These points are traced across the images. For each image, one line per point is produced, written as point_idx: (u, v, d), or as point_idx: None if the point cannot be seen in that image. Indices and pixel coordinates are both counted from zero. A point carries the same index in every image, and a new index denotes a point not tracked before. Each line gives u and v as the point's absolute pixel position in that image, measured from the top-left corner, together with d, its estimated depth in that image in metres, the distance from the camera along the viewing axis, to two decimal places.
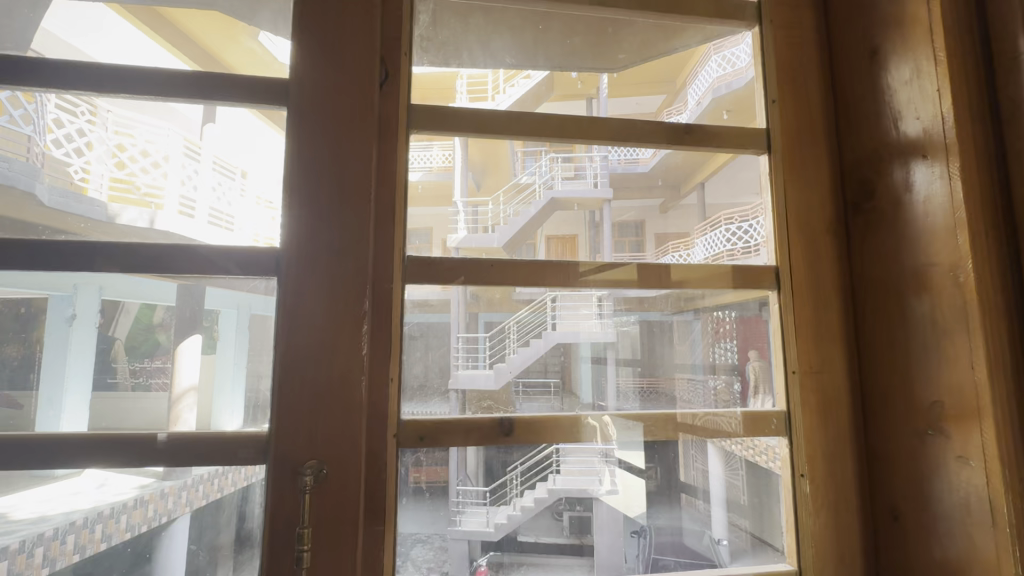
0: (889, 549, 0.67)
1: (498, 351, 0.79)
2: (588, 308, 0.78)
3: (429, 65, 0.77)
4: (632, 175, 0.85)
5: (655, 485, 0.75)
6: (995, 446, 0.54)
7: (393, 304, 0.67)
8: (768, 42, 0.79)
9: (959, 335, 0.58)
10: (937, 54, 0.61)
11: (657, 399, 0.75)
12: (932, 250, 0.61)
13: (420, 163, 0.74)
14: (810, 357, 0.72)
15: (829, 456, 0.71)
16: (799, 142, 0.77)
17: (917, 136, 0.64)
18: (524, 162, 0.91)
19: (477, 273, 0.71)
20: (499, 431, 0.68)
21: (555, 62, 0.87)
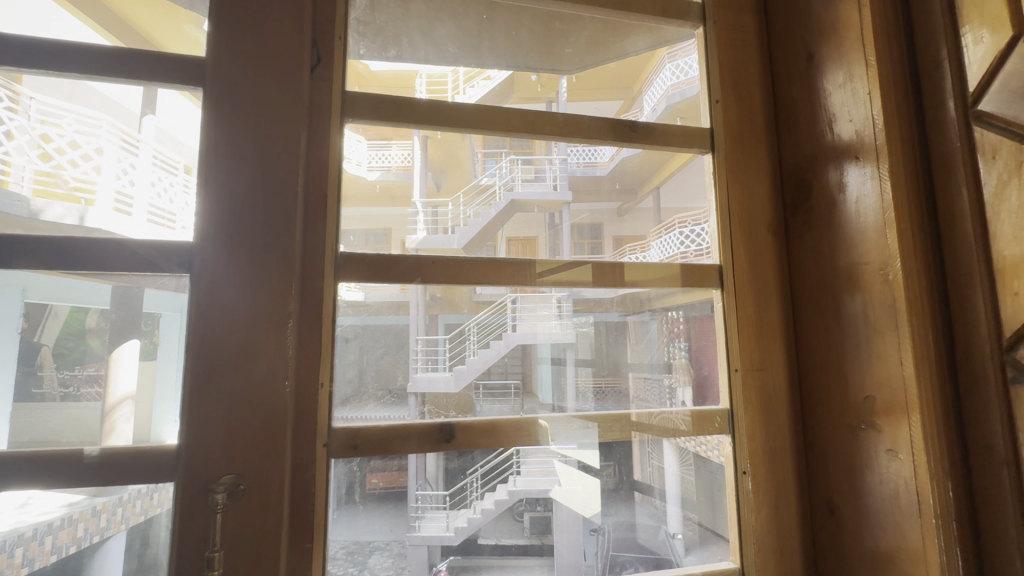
0: (824, 540, 0.70)
1: (456, 354, 0.76)
2: (548, 308, 0.78)
3: (389, 64, 0.77)
4: (592, 179, 0.89)
5: (613, 483, 0.75)
6: (921, 440, 0.58)
7: (323, 302, 0.64)
8: (711, 43, 0.81)
9: (889, 331, 0.61)
10: (868, 59, 0.65)
11: (611, 399, 0.75)
12: (864, 250, 0.65)
13: (379, 163, 0.77)
14: (751, 354, 0.74)
15: (770, 450, 0.73)
16: (741, 142, 0.79)
17: (850, 140, 0.67)
18: (484, 164, 0.90)
19: (430, 272, 0.69)
20: (439, 437, 0.67)
21: (499, 53, 0.88)
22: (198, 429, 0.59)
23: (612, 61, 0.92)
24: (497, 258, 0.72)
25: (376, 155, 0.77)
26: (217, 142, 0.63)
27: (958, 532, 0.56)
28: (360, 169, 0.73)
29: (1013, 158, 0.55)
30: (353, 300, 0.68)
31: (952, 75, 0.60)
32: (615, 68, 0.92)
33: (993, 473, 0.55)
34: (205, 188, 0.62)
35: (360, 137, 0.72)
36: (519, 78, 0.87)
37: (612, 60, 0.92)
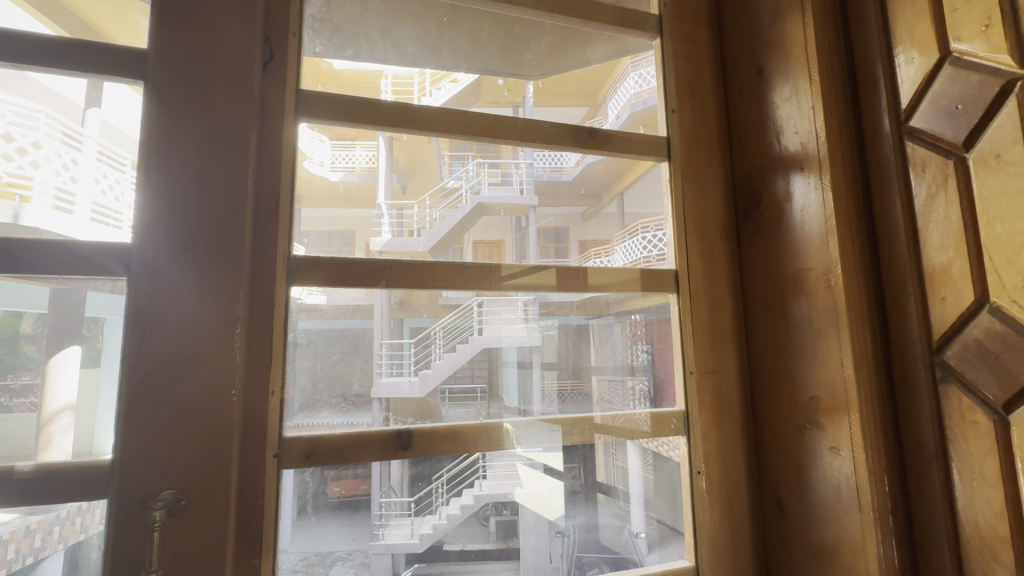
0: (774, 537, 0.73)
1: (422, 359, 0.75)
2: (514, 312, 0.77)
3: (353, 64, 0.76)
4: (559, 183, 0.86)
5: (579, 484, 0.76)
6: (861, 439, 0.61)
7: (274, 307, 0.62)
8: (668, 52, 0.83)
9: (831, 334, 0.65)
10: (812, 75, 0.68)
11: (574, 401, 0.76)
12: (809, 257, 0.68)
13: (342, 164, 0.75)
14: (706, 357, 0.76)
15: (723, 451, 0.75)
16: (696, 150, 0.82)
17: (796, 151, 0.71)
18: (451, 166, 0.87)
19: (394, 276, 0.68)
20: (396, 444, 0.65)
21: (460, 55, 0.86)
22: (137, 441, 0.56)
23: (576, 66, 0.90)
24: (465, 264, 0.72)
25: (339, 156, 0.75)
26: (161, 138, 0.60)
27: (893, 523, 0.59)
28: (323, 169, 0.72)
29: (940, 172, 0.59)
30: (315, 305, 0.67)
31: (886, 93, 0.64)
32: (581, 74, 0.90)
33: (924, 468, 0.59)
34: (148, 186, 0.59)
35: (325, 138, 0.72)
36: (485, 83, 0.86)
37: (577, 66, 0.91)
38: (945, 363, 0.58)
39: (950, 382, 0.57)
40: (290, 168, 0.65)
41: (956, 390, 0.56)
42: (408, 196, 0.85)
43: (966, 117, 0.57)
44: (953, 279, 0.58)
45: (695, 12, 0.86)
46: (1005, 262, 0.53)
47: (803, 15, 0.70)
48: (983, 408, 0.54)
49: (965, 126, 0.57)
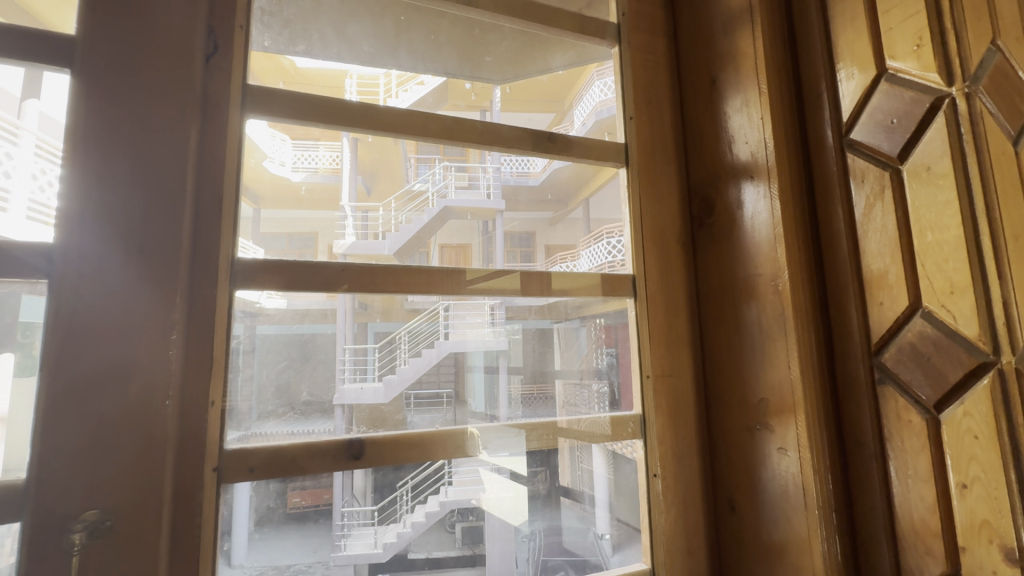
0: (726, 536, 0.75)
1: (387, 363, 0.72)
2: (481, 317, 0.77)
3: (314, 61, 0.74)
4: (523, 189, 0.86)
5: (541, 488, 0.76)
6: (806, 439, 0.63)
7: (215, 311, 0.60)
8: (626, 60, 0.84)
9: (780, 337, 0.67)
10: (761, 88, 0.71)
11: (539, 405, 0.76)
12: (759, 263, 0.71)
13: (304, 165, 0.73)
14: (662, 360, 0.78)
15: (679, 454, 0.76)
16: (654, 157, 0.83)
17: (747, 161, 0.73)
18: (417, 169, 0.85)
19: (360, 280, 0.67)
20: (346, 455, 0.63)
21: (417, 55, 0.84)
22: (60, 456, 0.52)
23: (540, 74, 0.90)
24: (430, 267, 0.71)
25: (300, 156, 0.72)
26: (88, 131, 0.57)
27: (837, 520, 0.62)
28: (284, 170, 0.71)
29: (878, 183, 0.63)
30: (278, 309, 0.65)
31: (830, 108, 0.68)
32: (546, 80, 0.90)
33: (864, 466, 0.62)
34: (75, 183, 0.55)
35: (287, 138, 0.71)
36: (452, 85, 0.85)
37: (540, 74, 0.91)
38: (883, 365, 0.62)
39: (888, 383, 0.61)
40: (235, 167, 0.63)
41: (893, 391, 0.61)
42: (375, 197, 0.83)
43: (900, 131, 0.62)
44: (889, 285, 0.62)
45: (652, 22, 0.88)
46: (935, 269, 0.59)
47: (753, 30, 0.73)
48: (917, 408, 0.58)
49: (899, 140, 0.62)
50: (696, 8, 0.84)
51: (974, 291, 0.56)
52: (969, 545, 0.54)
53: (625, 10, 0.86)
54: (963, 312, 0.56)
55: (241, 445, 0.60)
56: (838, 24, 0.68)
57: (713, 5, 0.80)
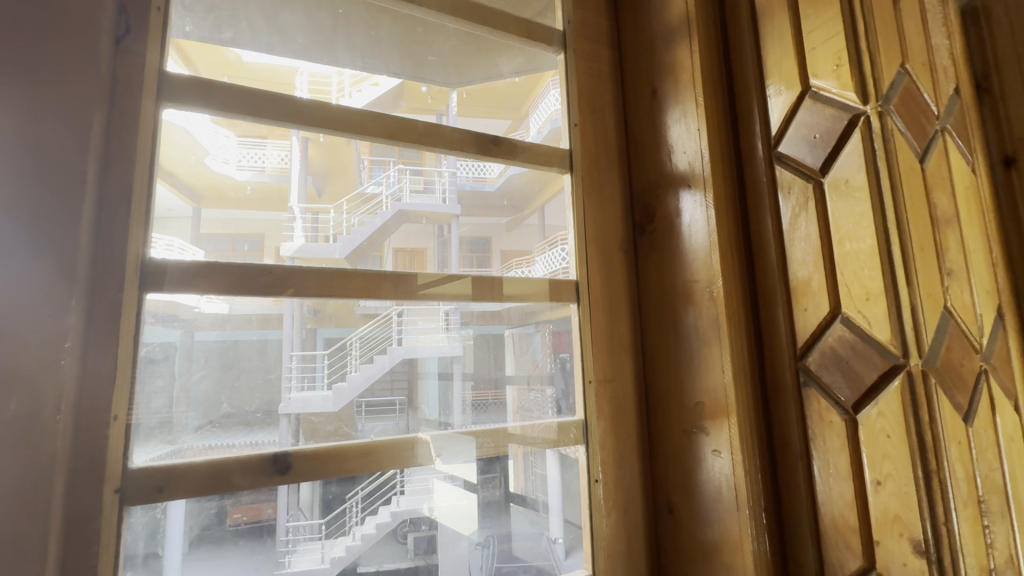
0: (665, 539, 0.76)
1: (337, 371, 0.68)
2: (435, 322, 0.75)
3: (266, 57, 0.70)
4: (482, 194, 0.83)
5: (495, 493, 0.74)
6: (738, 440, 0.66)
7: (121, 313, 0.56)
8: (571, 68, 0.86)
9: (714, 342, 0.70)
10: (698, 101, 0.74)
11: (490, 412, 0.75)
12: (696, 270, 0.73)
13: (250, 163, 0.69)
14: (604, 365, 0.79)
15: (620, 458, 0.78)
16: (598, 165, 0.85)
17: (685, 170, 0.76)
18: (372, 171, 0.77)
19: (306, 285, 0.65)
20: (273, 469, 0.60)
21: (356, 53, 0.77)
22: None
23: (493, 80, 0.87)
24: (376, 271, 0.70)
25: (246, 154, 0.68)
26: None
27: (766, 518, 0.65)
28: (227, 168, 0.66)
29: (803, 194, 0.68)
30: (215, 313, 0.63)
31: (760, 122, 0.72)
32: (502, 87, 0.87)
33: (791, 466, 0.65)
34: None
35: (230, 134, 0.66)
36: (408, 88, 0.81)
37: (493, 81, 0.87)
38: (808, 369, 0.66)
39: (812, 386, 0.65)
40: (147, 160, 0.59)
41: (816, 393, 0.65)
42: (325, 199, 0.74)
43: (822, 145, 0.67)
44: (812, 292, 0.66)
45: (597, 31, 0.90)
46: (853, 276, 0.64)
47: (691, 45, 0.76)
48: (838, 410, 0.63)
49: (820, 154, 0.67)
50: (638, 20, 0.87)
51: (885, 299, 0.61)
52: (882, 539, 0.59)
53: (570, 18, 0.88)
54: (876, 318, 0.62)
55: (173, 461, 0.57)
56: (768, 43, 0.73)
57: (654, 18, 0.83)
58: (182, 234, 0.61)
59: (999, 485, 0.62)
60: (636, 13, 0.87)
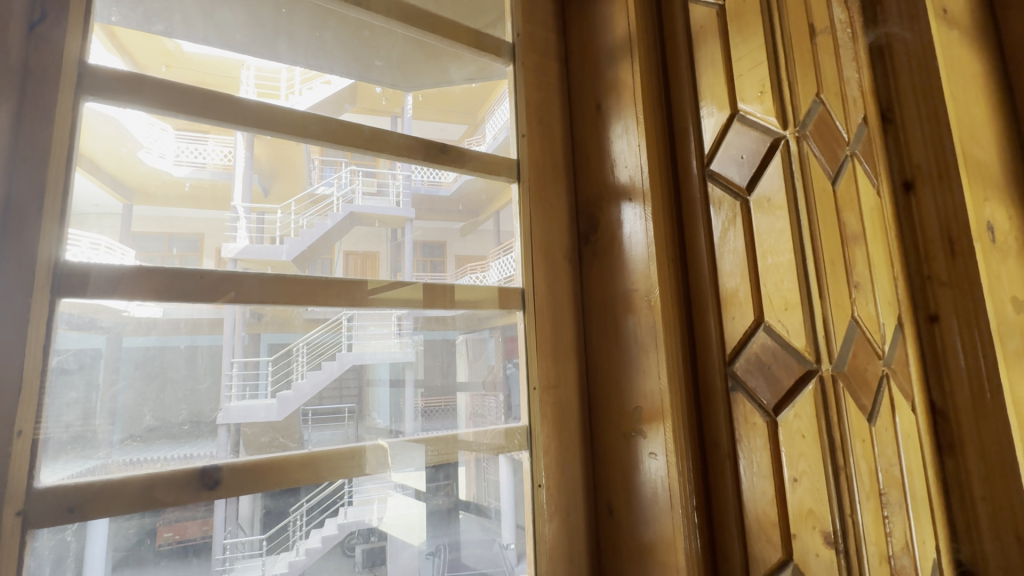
0: (604, 541, 0.78)
1: (281, 378, 0.65)
2: (387, 327, 0.73)
3: (207, 49, 0.67)
4: (436, 198, 0.81)
5: (444, 501, 0.74)
6: (673, 443, 0.69)
7: (29, 321, 0.52)
8: (521, 80, 0.88)
9: (652, 349, 0.73)
10: (639, 117, 0.77)
11: (437, 418, 0.74)
12: (636, 279, 0.76)
13: (189, 159, 0.64)
14: (548, 372, 0.80)
15: (563, 462, 0.79)
16: (544, 175, 0.86)
17: (626, 184, 0.79)
18: (322, 172, 0.73)
19: (249, 291, 0.63)
20: (201, 485, 0.57)
21: (299, 50, 0.73)
22: None
23: (450, 85, 0.86)
24: (325, 276, 0.69)
25: (185, 149, 0.64)
26: None
27: (698, 518, 0.68)
28: (164, 163, 0.63)
29: (732, 209, 0.73)
30: (149, 317, 0.59)
31: (695, 139, 0.76)
32: (459, 92, 0.86)
33: (719, 468, 0.68)
34: None
35: (168, 128, 0.63)
36: (362, 89, 0.77)
37: (450, 86, 0.86)
38: (736, 374, 0.70)
39: (739, 390, 0.69)
40: (63, 154, 0.56)
41: (742, 397, 0.69)
42: (273, 200, 0.69)
43: (748, 164, 0.74)
44: (739, 301, 0.71)
45: (545, 44, 0.91)
46: (774, 288, 0.71)
47: (632, 63, 0.79)
48: (761, 411, 0.68)
49: (747, 173, 0.74)
50: (585, 36, 0.89)
51: (800, 309, 0.69)
52: (798, 532, 0.64)
53: (520, 31, 0.89)
54: (794, 326, 0.69)
55: (100, 477, 0.53)
56: (700, 67, 0.78)
57: (600, 35, 0.86)
58: (111, 233, 0.58)
59: (898, 479, 0.71)
60: (582, 28, 0.90)
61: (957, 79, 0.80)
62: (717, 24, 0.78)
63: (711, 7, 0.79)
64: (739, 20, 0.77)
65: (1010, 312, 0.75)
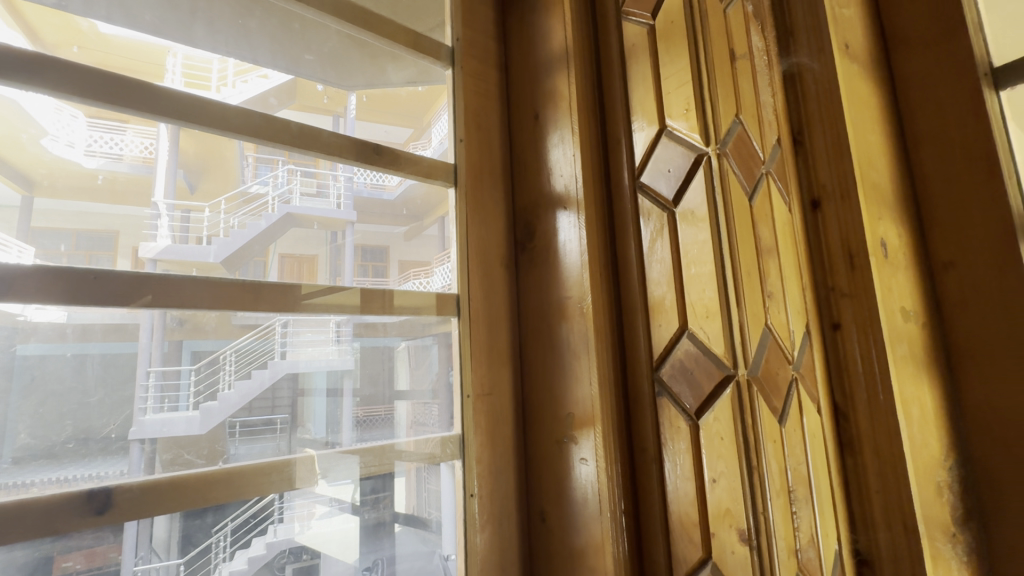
0: (537, 549, 0.78)
1: (206, 389, 0.61)
2: (324, 334, 0.70)
3: (131, 33, 0.62)
4: (379, 202, 0.79)
5: (384, 515, 0.71)
6: (602, 447, 0.71)
7: None
8: (459, 85, 0.87)
9: (583, 355, 0.75)
10: (575, 128, 0.80)
11: (376, 428, 0.72)
12: (569, 287, 0.78)
13: (103, 149, 0.60)
14: (483, 379, 0.79)
15: (497, 471, 0.78)
16: (481, 181, 0.86)
17: (562, 192, 0.80)
18: (257, 169, 0.69)
19: (168, 293, 0.58)
20: (88, 509, 0.51)
21: (218, 37, 0.68)
22: None
23: (392, 86, 0.84)
24: (256, 280, 0.65)
25: (99, 138, 0.59)
26: None
27: (625, 520, 0.70)
28: (72, 152, 0.58)
29: (659, 220, 0.77)
30: (51, 322, 0.54)
31: (627, 153, 0.80)
32: (404, 95, 0.85)
33: (645, 467, 0.72)
34: None
35: (78, 114, 0.57)
36: (302, 84, 0.74)
37: (392, 87, 0.84)
38: (662, 379, 0.73)
39: (665, 395, 0.73)
40: None
41: (667, 401, 0.72)
42: (200, 197, 0.65)
43: (674, 178, 0.77)
44: (665, 309, 0.75)
45: (484, 51, 0.91)
46: (698, 297, 0.74)
47: (568, 76, 0.81)
48: (685, 415, 0.71)
49: (673, 186, 0.77)
50: (523, 45, 0.90)
51: (719, 317, 0.72)
52: (717, 531, 0.68)
53: (460, 36, 0.89)
54: (714, 333, 0.72)
55: None
56: (632, 84, 0.81)
57: (538, 46, 0.87)
58: (6, 228, 0.53)
59: (804, 477, 0.76)
60: (521, 38, 0.91)
61: (857, 108, 0.88)
62: (646, 41, 0.81)
63: (642, 26, 0.82)
64: (667, 38, 0.80)
65: (899, 320, 0.82)
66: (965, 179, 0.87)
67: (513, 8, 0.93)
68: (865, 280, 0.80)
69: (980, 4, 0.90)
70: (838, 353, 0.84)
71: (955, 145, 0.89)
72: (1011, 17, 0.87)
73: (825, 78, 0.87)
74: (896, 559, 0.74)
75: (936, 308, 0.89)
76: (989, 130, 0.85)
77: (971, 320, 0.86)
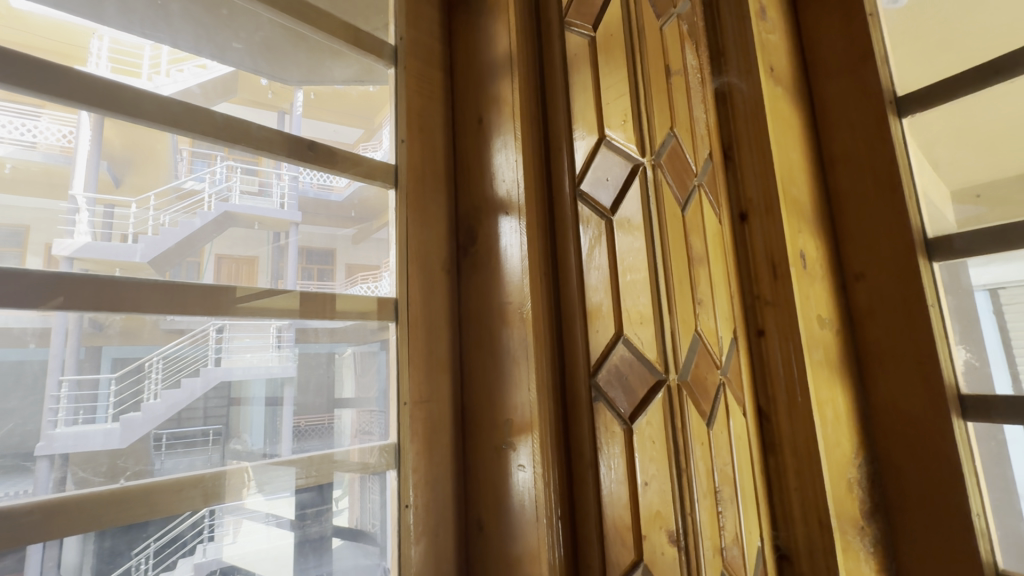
0: (474, 558, 0.77)
1: (129, 399, 0.57)
2: (263, 339, 0.66)
3: (50, 11, 0.57)
4: (327, 203, 0.76)
5: (325, 529, 0.68)
6: (540, 453, 0.71)
7: None
8: (402, 85, 0.85)
9: (523, 361, 0.75)
10: (517, 135, 0.80)
11: (315, 437, 0.69)
12: (509, 292, 0.78)
13: (13, 135, 0.54)
14: (420, 386, 0.78)
15: (433, 480, 0.77)
16: (423, 184, 0.85)
17: (504, 198, 0.81)
18: (193, 164, 0.65)
19: (78, 292, 0.53)
20: None
21: (130, 15, 0.62)
22: None
23: (334, 83, 0.81)
24: (187, 282, 0.60)
25: (8, 123, 0.54)
26: None
27: (561, 524, 0.71)
28: None
29: (598, 228, 0.79)
30: None
31: (567, 162, 0.82)
32: (352, 94, 0.82)
33: (582, 472, 0.74)
34: None
35: None
36: (243, 79, 0.71)
37: (337, 84, 0.81)
38: (598, 385, 0.76)
39: (601, 400, 0.75)
40: None
41: (603, 406, 0.75)
42: (125, 191, 0.60)
43: (611, 186, 0.79)
44: (602, 315, 0.77)
45: (429, 52, 0.90)
46: (632, 303, 0.75)
47: (512, 83, 0.82)
48: (619, 420, 0.73)
49: (612, 194, 0.79)
50: (468, 50, 0.90)
51: (653, 323, 0.73)
52: (649, 534, 0.69)
53: (403, 35, 0.87)
54: (647, 338, 0.74)
55: None
56: (573, 95, 0.84)
57: (483, 51, 0.87)
58: None
59: (730, 477, 0.78)
60: (466, 42, 0.91)
61: (780, 129, 0.94)
62: (588, 53, 0.83)
63: (583, 37, 0.84)
64: (607, 49, 0.82)
65: (817, 326, 0.89)
66: (874, 198, 0.96)
67: (459, 11, 0.93)
68: (786, 289, 0.87)
69: (888, 39, 0.99)
70: (762, 359, 0.90)
71: (864, 167, 0.97)
72: (914, 53, 0.97)
73: (751, 100, 0.94)
74: (812, 552, 0.81)
75: (849, 317, 0.97)
76: (892, 154, 0.94)
77: (878, 327, 0.94)
